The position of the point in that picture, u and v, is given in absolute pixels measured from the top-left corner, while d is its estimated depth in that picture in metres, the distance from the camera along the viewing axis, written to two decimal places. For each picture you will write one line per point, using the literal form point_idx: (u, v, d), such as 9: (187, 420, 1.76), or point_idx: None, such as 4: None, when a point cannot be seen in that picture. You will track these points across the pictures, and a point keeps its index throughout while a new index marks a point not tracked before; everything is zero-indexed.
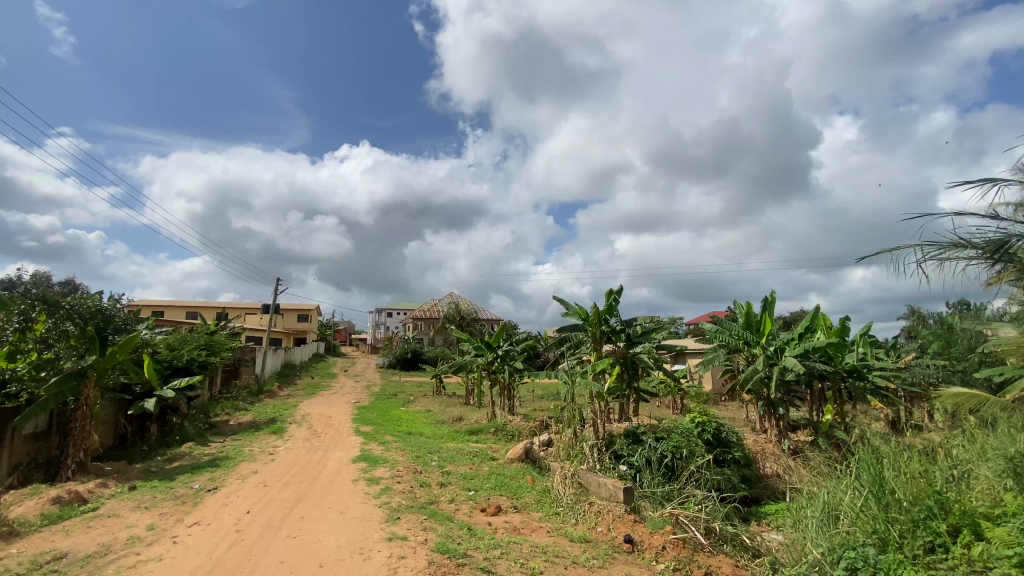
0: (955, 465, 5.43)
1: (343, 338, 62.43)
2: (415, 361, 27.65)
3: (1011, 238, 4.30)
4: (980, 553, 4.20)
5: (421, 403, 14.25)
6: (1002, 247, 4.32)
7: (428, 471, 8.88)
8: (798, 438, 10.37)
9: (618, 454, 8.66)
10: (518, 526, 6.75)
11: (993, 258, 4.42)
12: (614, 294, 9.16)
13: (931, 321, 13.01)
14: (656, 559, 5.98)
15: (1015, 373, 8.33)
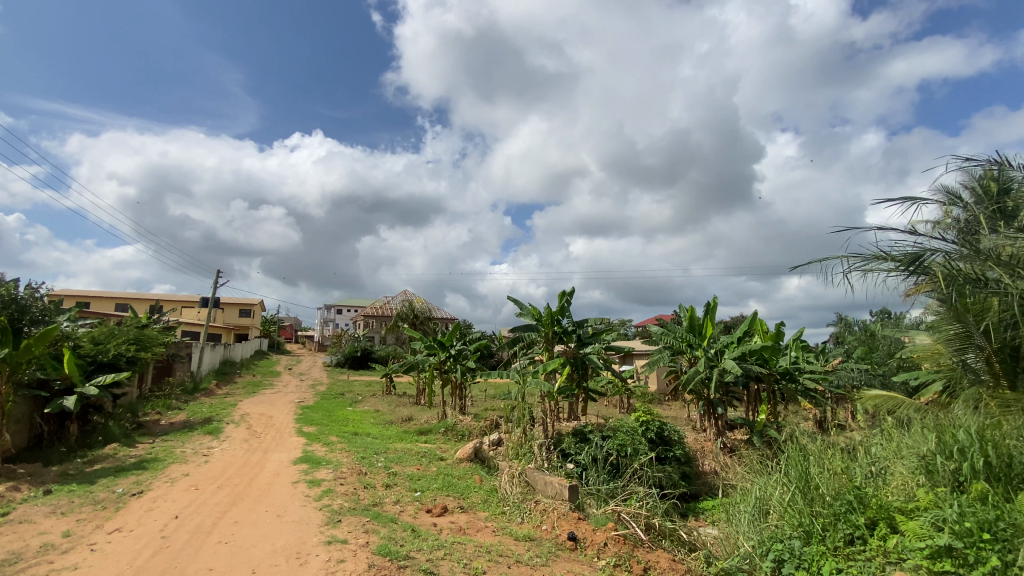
0: (873, 462, 5.86)
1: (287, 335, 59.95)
2: (365, 360, 26.94)
3: (926, 251, 4.41)
4: (895, 545, 4.57)
5: (370, 403, 13.89)
6: (919, 258, 4.40)
7: (374, 472, 8.68)
8: (734, 436, 10.87)
9: (566, 452, 8.80)
10: (464, 526, 6.71)
11: (910, 271, 4.46)
12: (567, 295, 9.29)
13: (856, 328, 13.99)
14: (598, 556, 6.07)
15: (930, 377, 9.22)
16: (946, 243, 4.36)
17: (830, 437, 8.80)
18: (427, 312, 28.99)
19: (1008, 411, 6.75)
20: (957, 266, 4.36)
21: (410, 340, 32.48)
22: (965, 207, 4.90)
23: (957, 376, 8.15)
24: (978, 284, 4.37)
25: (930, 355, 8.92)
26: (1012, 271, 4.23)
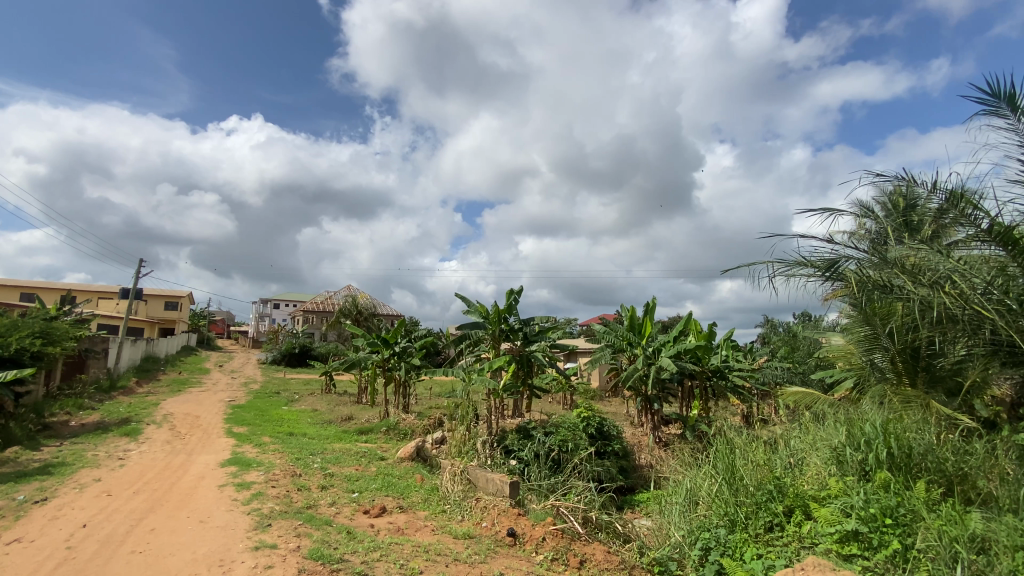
0: (792, 455, 6.28)
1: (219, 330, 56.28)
2: (303, 358, 25.84)
3: (840, 258, 4.64)
4: (809, 531, 4.96)
5: (307, 402, 13.31)
6: (834, 264, 4.65)
7: (309, 473, 8.34)
8: (669, 431, 11.33)
9: (509, 449, 8.86)
10: (402, 526, 6.60)
11: (827, 277, 4.75)
12: (514, 293, 9.36)
13: (781, 329, 14.99)
14: (536, 550, 6.15)
15: (842, 374, 10.06)
16: (858, 251, 4.54)
17: (755, 431, 9.37)
18: (371, 308, 28.19)
19: (909, 406, 7.49)
20: (866, 272, 4.55)
21: (352, 336, 31.50)
22: (875, 220, 5.08)
23: (866, 374, 8.95)
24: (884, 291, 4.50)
25: (843, 355, 9.75)
26: (914, 278, 4.30)
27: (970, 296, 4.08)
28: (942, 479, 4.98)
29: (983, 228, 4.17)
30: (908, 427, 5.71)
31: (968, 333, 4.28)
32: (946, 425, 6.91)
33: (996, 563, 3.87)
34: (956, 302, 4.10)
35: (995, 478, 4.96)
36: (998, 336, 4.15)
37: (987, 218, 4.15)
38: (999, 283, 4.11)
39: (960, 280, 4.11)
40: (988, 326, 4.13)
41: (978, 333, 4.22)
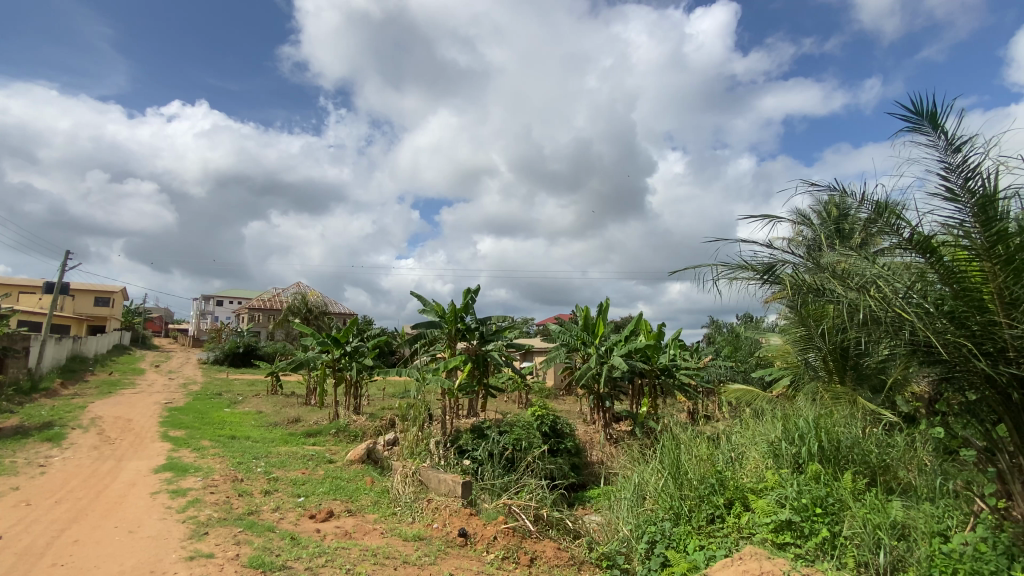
0: (733, 449, 6.54)
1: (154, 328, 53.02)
2: (248, 357, 24.76)
3: (777, 263, 4.80)
4: (747, 522, 5.22)
5: (251, 403, 12.76)
6: (772, 267, 4.80)
7: (252, 478, 7.99)
8: (620, 428, 11.60)
9: (463, 449, 8.82)
10: (350, 530, 6.43)
11: (765, 279, 4.90)
12: (471, 292, 9.32)
13: (725, 330, 15.69)
14: (487, 550, 6.13)
15: (780, 372, 10.63)
16: (794, 256, 4.74)
17: (699, 427, 9.76)
18: (321, 306, 27.34)
19: (838, 402, 8.02)
20: (803, 275, 4.73)
21: (300, 335, 30.48)
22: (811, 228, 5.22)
23: (802, 373, 9.51)
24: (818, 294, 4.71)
25: (781, 354, 10.33)
26: (843, 281, 4.49)
27: (892, 299, 4.21)
28: (866, 469, 5.39)
29: (905, 237, 4.20)
30: (838, 422, 6.11)
31: (890, 333, 4.37)
32: (871, 420, 7.44)
33: (914, 548, 4.21)
34: (879, 305, 4.25)
35: (914, 469, 5.42)
36: (917, 337, 4.22)
37: (909, 228, 4.14)
38: (919, 289, 4.19)
39: (884, 284, 4.25)
40: (908, 326, 4.25)
41: (900, 333, 4.31)
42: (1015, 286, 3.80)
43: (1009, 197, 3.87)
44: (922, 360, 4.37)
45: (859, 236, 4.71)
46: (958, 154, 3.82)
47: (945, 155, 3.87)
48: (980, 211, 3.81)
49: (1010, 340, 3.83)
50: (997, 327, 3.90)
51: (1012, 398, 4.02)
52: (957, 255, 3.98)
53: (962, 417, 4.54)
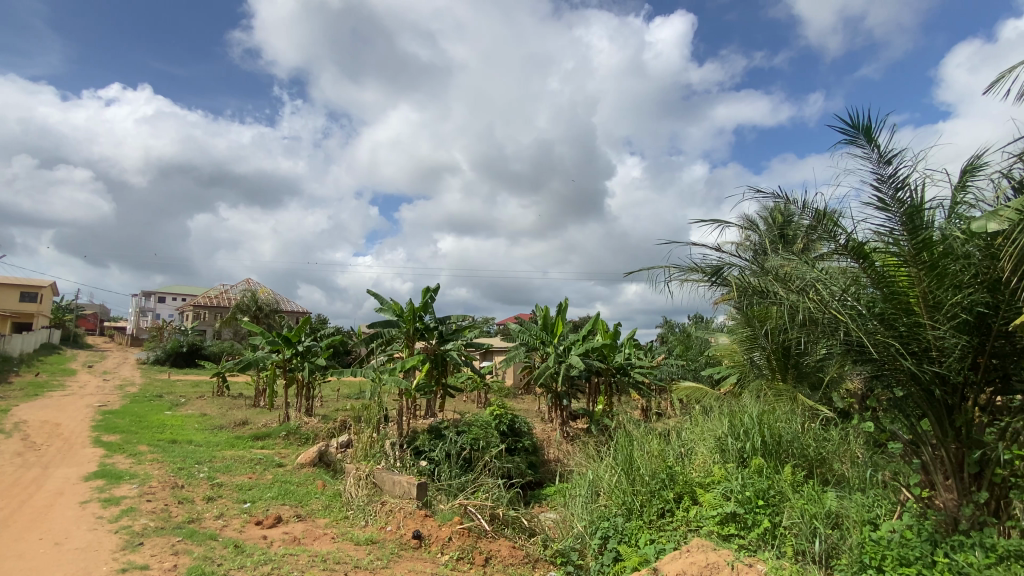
0: (682, 445, 6.75)
1: (90, 327, 49.52)
2: (193, 357, 23.54)
3: (724, 266, 4.99)
4: (695, 515, 5.42)
5: (196, 405, 12.15)
6: (718, 270, 5.00)
7: (193, 484, 7.58)
8: (576, 426, 11.77)
9: (419, 449, 8.70)
10: (299, 536, 6.21)
11: (712, 281, 5.11)
12: (430, 291, 9.23)
13: (678, 329, 16.23)
14: (441, 551, 6.06)
15: (728, 370, 11.09)
16: (740, 260, 4.94)
17: (652, 424, 10.03)
18: (274, 303, 26.41)
19: (780, 398, 8.45)
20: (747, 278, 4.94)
21: (249, 335, 29.25)
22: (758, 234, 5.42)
23: (748, 371, 9.97)
24: (762, 297, 4.93)
25: (729, 353, 10.78)
26: (785, 285, 4.71)
27: (829, 302, 4.48)
28: (804, 462, 5.71)
29: (841, 243, 4.47)
30: (779, 417, 6.42)
31: (827, 334, 4.63)
32: (810, 415, 7.90)
33: (846, 536, 4.48)
34: (817, 307, 4.50)
35: (847, 461, 5.83)
36: (851, 337, 4.49)
37: (845, 235, 4.43)
38: (853, 293, 4.47)
39: (821, 288, 4.50)
40: (843, 327, 4.51)
41: (835, 334, 4.57)
42: (937, 291, 4.14)
43: (933, 208, 4.18)
44: (855, 359, 4.65)
45: (799, 241, 4.95)
46: (889, 167, 4.11)
47: (878, 167, 4.13)
48: (908, 219, 4.09)
49: (934, 340, 4.15)
50: (922, 328, 4.21)
51: (934, 395, 4.33)
52: (886, 261, 4.28)
53: (891, 413, 4.85)
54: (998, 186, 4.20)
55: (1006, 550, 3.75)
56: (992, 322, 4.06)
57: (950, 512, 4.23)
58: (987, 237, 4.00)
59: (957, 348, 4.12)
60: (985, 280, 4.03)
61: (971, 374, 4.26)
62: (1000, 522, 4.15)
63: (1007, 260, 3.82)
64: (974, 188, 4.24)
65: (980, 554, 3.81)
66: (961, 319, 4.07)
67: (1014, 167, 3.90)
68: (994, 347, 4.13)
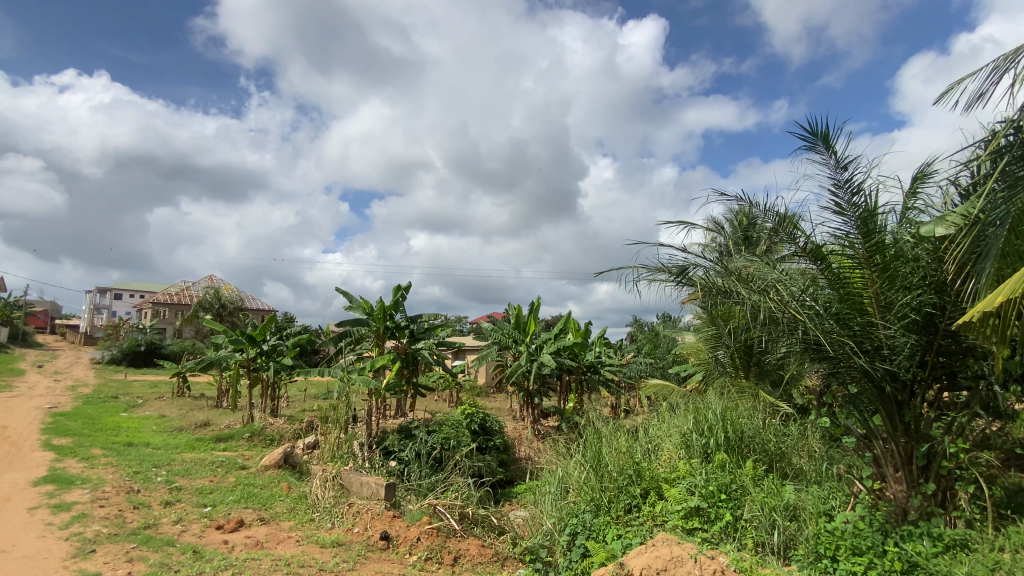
0: (649, 441, 6.88)
1: (38, 324, 46.94)
2: (151, 357, 22.60)
3: (689, 266, 5.11)
4: (661, 510, 5.54)
5: (154, 407, 11.67)
6: (683, 270, 5.12)
7: (150, 489, 7.27)
8: (547, 423, 11.85)
9: (389, 450, 8.60)
10: (262, 540, 6.05)
11: (678, 281, 5.21)
12: (402, 289, 9.13)
13: (646, 328, 16.55)
14: (410, 552, 5.99)
15: (694, 368, 11.36)
16: (704, 260, 5.05)
17: (620, 421, 10.19)
18: (238, 301, 25.62)
19: (743, 395, 8.73)
20: (711, 279, 5.06)
21: (210, 334, 28.27)
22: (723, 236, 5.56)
23: (713, 369, 10.24)
24: (725, 296, 5.05)
25: (694, 351, 11.05)
26: (747, 285, 4.85)
27: (788, 302, 4.65)
28: (765, 457, 5.92)
29: (801, 245, 4.64)
30: (742, 414, 6.63)
31: (786, 333, 4.79)
32: (771, 411, 8.20)
33: (803, 527, 4.67)
34: (777, 307, 4.66)
35: (805, 455, 6.07)
36: (809, 336, 4.66)
37: (804, 237, 4.60)
38: (811, 293, 4.65)
39: (782, 288, 4.66)
40: (801, 326, 4.68)
41: (794, 332, 4.74)
42: (889, 291, 4.36)
43: (885, 213, 4.40)
44: (812, 357, 4.81)
45: (761, 243, 5.10)
46: (845, 173, 4.30)
47: (835, 173, 4.32)
48: (862, 223, 4.30)
49: (885, 339, 4.38)
50: (874, 327, 4.43)
51: (885, 392, 4.56)
52: (842, 262, 4.47)
53: (847, 409, 5.04)
54: (945, 193, 4.45)
55: (951, 539, 4.06)
56: (939, 322, 4.29)
57: (900, 503, 4.48)
58: (934, 241, 4.27)
59: (907, 346, 4.35)
60: (932, 282, 4.27)
61: (919, 371, 4.51)
62: (946, 513, 4.45)
63: (952, 263, 4.07)
64: (923, 195, 4.50)
65: (928, 543, 4.09)
66: (910, 319, 4.30)
67: (960, 175, 4.15)
68: (940, 346, 4.38)
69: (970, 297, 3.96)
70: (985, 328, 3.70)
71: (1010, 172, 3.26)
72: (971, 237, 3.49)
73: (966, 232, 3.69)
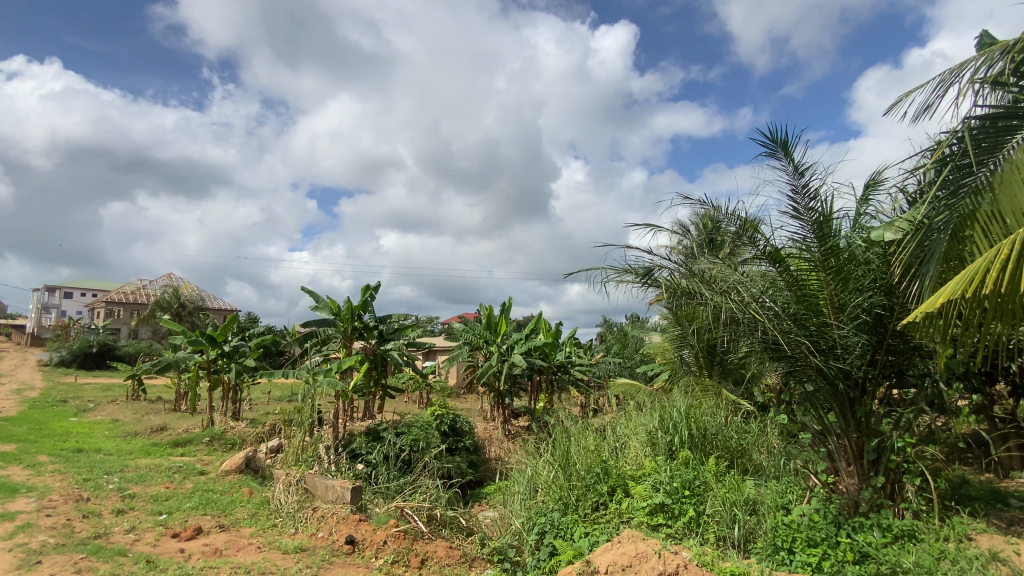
0: (617, 440, 6.99)
1: None
2: (103, 358, 21.50)
3: (654, 267, 5.23)
4: (627, 507, 5.63)
5: (106, 411, 11.12)
6: (649, 271, 5.25)
7: (101, 497, 6.92)
8: (517, 423, 11.87)
9: (357, 452, 8.44)
10: (220, 547, 5.84)
11: (644, 282, 5.34)
12: (371, 289, 8.99)
13: (615, 329, 16.82)
14: (376, 556, 5.89)
15: (660, 368, 11.60)
16: (670, 262, 5.17)
17: (589, 420, 10.31)
18: (197, 300, 24.66)
19: (707, 394, 8.98)
20: (676, 280, 5.21)
21: (168, 334, 27.12)
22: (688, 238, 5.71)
23: (678, 368, 10.47)
24: (689, 298, 5.17)
25: (660, 351, 11.30)
26: (710, 287, 4.96)
27: (749, 302, 4.80)
28: (726, 453, 6.12)
29: (760, 248, 4.82)
30: (705, 412, 6.82)
31: (747, 332, 4.96)
32: (733, 409, 8.48)
33: (761, 521, 4.82)
34: (738, 307, 4.82)
35: (765, 451, 6.29)
36: (768, 336, 4.84)
37: (764, 241, 4.78)
38: (770, 295, 4.82)
39: (743, 289, 4.80)
40: (761, 327, 4.85)
41: (754, 332, 4.92)
42: (842, 294, 4.57)
43: (840, 218, 4.61)
44: (771, 356, 5.00)
45: (723, 245, 5.27)
46: (803, 179, 4.48)
47: (793, 179, 4.51)
48: (818, 228, 4.49)
49: (839, 338, 4.58)
50: (829, 327, 4.64)
51: (839, 390, 4.78)
52: (800, 265, 4.66)
53: (804, 406, 5.22)
54: (894, 199, 4.71)
55: (900, 530, 4.31)
56: (888, 322, 4.53)
57: (852, 496, 4.71)
58: (884, 245, 4.57)
59: (858, 345, 4.57)
60: (881, 284, 4.52)
61: (870, 369, 4.74)
62: (895, 504, 4.69)
63: (899, 265, 4.30)
64: (874, 201, 4.74)
65: (878, 534, 4.32)
66: (862, 320, 4.52)
67: (908, 183, 4.38)
68: (889, 344, 4.62)
69: (915, 298, 4.20)
70: (931, 329, 3.86)
71: (952, 180, 3.39)
72: (916, 242, 3.70)
73: (912, 237, 3.90)
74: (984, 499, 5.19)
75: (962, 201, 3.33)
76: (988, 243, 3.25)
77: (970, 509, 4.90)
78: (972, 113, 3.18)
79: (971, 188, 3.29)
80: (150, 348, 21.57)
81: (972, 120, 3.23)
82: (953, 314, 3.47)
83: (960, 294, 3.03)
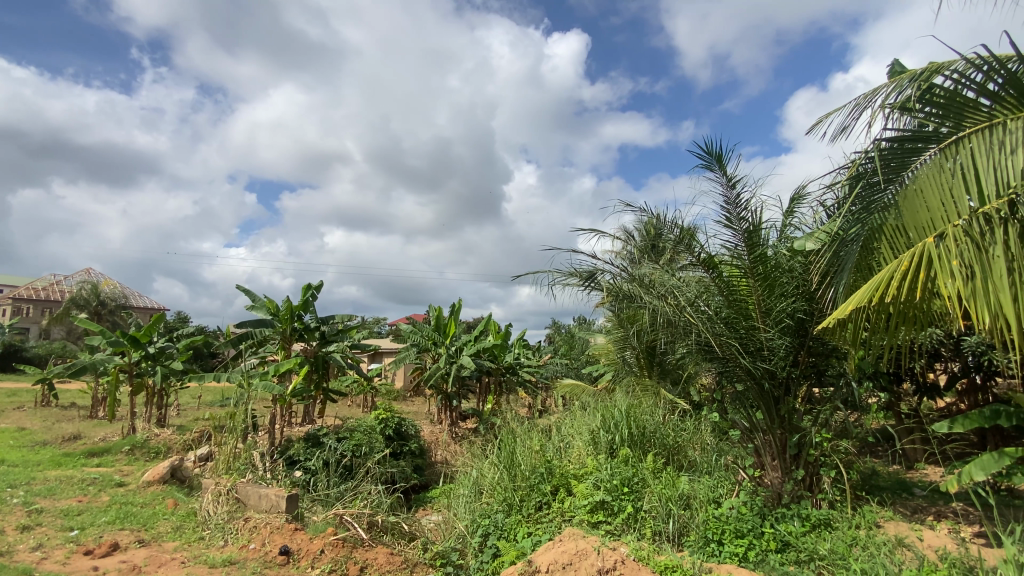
0: (562, 440, 7.12)
1: None
2: (6, 361, 19.44)
3: (597, 271, 5.38)
4: (570, 505, 5.73)
5: (10, 418, 10.08)
6: (592, 275, 5.39)
7: (2, 512, 6.24)
8: (463, 426, 11.79)
9: (294, 459, 8.09)
10: (139, 564, 5.41)
11: (587, 285, 5.48)
12: (313, 288, 8.66)
13: (562, 330, 17.13)
14: (312, 565, 5.65)
15: (605, 368, 11.89)
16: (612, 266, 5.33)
17: (536, 420, 10.40)
18: (119, 298, 22.87)
19: (647, 394, 9.32)
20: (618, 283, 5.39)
21: (85, 334, 24.97)
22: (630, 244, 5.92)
23: (621, 368, 10.78)
24: (629, 301, 5.35)
25: (604, 352, 11.59)
26: (648, 291, 5.15)
27: (684, 307, 5.03)
28: (663, 451, 6.37)
29: (697, 256, 5.07)
30: (646, 411, 7.06)
31: (682, 335, 5.18)
32: (671, 407, 8.85)
33: (694, 515, 5.04)
34: (674, 311, 5.03)
35: (699, 448, 6.60)
36: (701, 337, 5.09)
37: (700, 248, 5.05)
38: (704, 299, 5.07)
39: (678, 293, 5.01)
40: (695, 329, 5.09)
41: (689, 334, 5.15)
42: (768, 299, 4.91)
43: (767, 229, 4.94)
44: (704, 357, 5.25)
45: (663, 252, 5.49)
46: (735, 191, 4.77)
47: (727, 190, 4.79)
48: (748, 237, 4.80)
49: (765, 341, 4.91)
50: (757, 330, 4.96)
51: (765, 389, 5.09)
52: (731, 272, 4.95)
53: (733, 404, 5.46)
54: (815, 212, 5.10)
55: (817, 519, 4.65)
56: (809, 326, 4.91)
57: (775, 488, 5.05)
58: (805, 255, 4.93)
59: (782, 347, 4.92)
60: (803, 292, 4.88)
61: (793, 370, 5.11)
62: (813, 495, 5.05)
63: (818, 274, 4.67)
64: (797, 214, 5.11)
65: (798, 523, 4.66)
66: (785, 324, 4.87)
67: (827, 198, 4.77)
68: (809, 347, 5.00)
69: (831, 304, 4.57)
70: (843, 332, 4.20)
71: (865, 195, 3.62)
72: (833, 252, 4.02)
73: (829, 247, 4.26)
74: (892, 489, 5.71)
75: (873, 215, 3.57)
76: (894, 255, 3.52)
77: (880, 499, 5.36)
78: (882, 136, 3.42)
79: (881, 205, 3.53)
80: (61, 349, 19.68)
81: (882, 141, 3.45)
82: (861, 319, 3.82)
83: (867, 301, 3.30)
